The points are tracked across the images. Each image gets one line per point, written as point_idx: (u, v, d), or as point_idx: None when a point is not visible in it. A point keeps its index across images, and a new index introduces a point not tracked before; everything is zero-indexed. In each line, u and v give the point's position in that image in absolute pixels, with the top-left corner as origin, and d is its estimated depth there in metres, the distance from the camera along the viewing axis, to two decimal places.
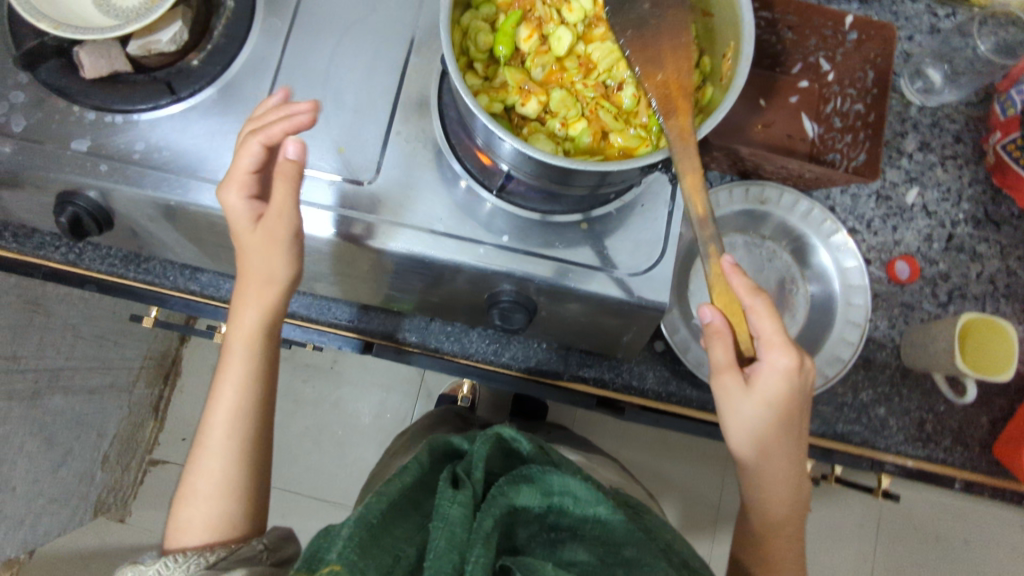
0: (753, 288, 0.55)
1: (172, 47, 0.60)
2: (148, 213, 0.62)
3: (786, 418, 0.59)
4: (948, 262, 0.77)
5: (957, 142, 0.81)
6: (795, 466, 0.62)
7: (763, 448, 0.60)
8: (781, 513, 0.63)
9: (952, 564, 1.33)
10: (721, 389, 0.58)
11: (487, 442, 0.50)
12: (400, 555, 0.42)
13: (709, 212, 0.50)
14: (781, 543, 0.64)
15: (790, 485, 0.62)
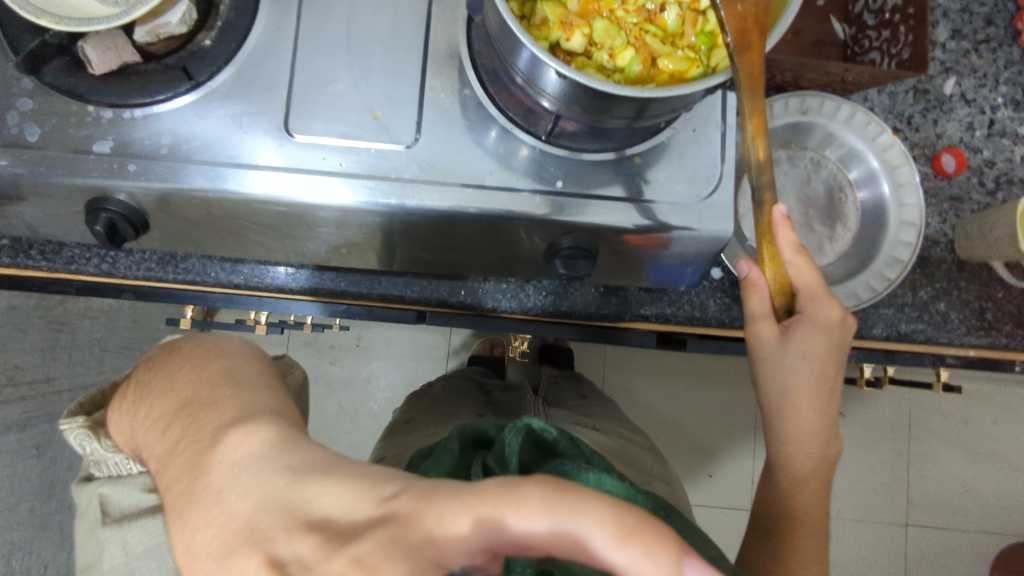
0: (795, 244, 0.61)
1: (183, 28, 0.57)
2: (184, 210, 0.60)
3: (820, 365, 0.61)
4: (990, 149, 0.77)
5: (989, 25, 0.78)
6: (824, 422, 0.63)
7: (787, 394, 0.62)
8: (810, 469, 0.63)
9: (987, 445, 1.39)
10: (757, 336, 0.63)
11: (518, 434, 0.52)
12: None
13: (767, 158, 0.53)
14: (808, 498, 0.63)
15: (819, 438, 0.63)
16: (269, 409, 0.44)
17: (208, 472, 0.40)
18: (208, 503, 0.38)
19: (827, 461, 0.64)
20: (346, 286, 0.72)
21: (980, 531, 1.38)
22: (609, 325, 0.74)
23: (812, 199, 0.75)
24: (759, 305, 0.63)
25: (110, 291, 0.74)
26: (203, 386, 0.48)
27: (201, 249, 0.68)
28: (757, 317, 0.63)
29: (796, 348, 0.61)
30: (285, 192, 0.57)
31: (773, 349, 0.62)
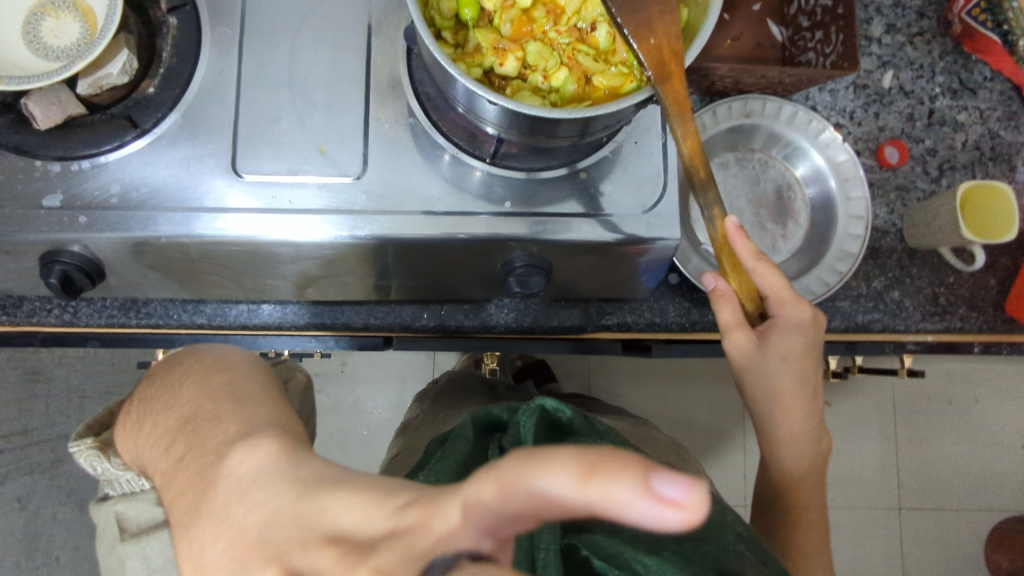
0: (755, 252, 0.60)
1: (124, 78, 0.58)
2: (140, 257, 0.60)
3: (798, 367, 0.63)
4: (932, 137, 0.79)
5: (922, 18, 0.81)
6: (807, 416, 0.65)
7: (773, 400, 0.64)
8: (803, 466, 0.67)
9: (970, 423, 1.40)
10: (734, 347, 0.62)
11: (532, 415, 0.56)
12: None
13: (708, 175, 0.53)
14: (806, 493, 0.67)
15: (808, 436, 0.66)
16: (271, 424, 0.45)
17: (213, 488, 0.41)
18: (216, 514, 0.40)
19: (818, 453, 0.67)
20: (309, 318, 0.73)
21: (971, 508, 1.40)
22: (573, 336, 0.75)
23: (763, 199, 0.76)
24: (730, 314, 0.62)
25: (75, 340, 0.74)
26: (203, 401, 0.49)
27: (164, 293, 0.68)
28: (728, 328, 0.62)
29: (775, 354, 0.62)
30: (246, 230, 0.58)
31: (751, 356, 0.62)
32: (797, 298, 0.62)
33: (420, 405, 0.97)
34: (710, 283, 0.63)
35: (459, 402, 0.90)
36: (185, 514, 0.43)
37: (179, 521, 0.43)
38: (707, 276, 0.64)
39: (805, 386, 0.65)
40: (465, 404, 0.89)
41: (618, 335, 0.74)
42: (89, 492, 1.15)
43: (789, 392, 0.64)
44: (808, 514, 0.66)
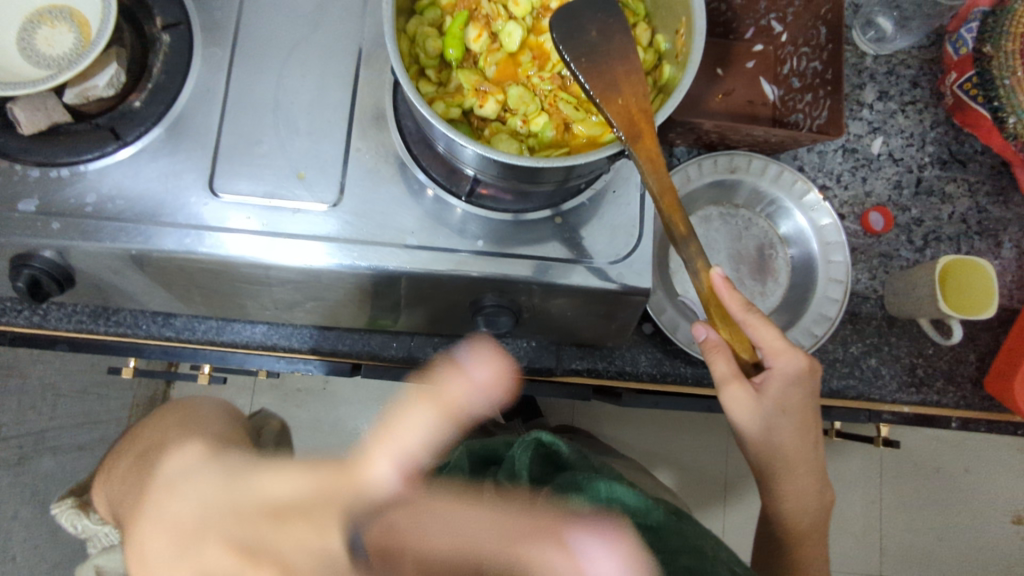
0: (746, 303, 0.55)
1: (110, 91, 0.59)
2: (108, 265, 0.60)
3: (800, 418, 0.58)
4: (919, 207, 0.79)
5: (914, 87, 0.82)
6: (812, 470, 0.60)
7: (775, 451, 0.59)
8: (807, 522, 0.62)
9: (957, 493, 1.36)
10: (731, 400, 0.56)
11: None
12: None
13: (689, 231, 0.50)
14: (812, 547, 0.62)
15: (812, 490, 0.61)
16: (218, 450, 0.50)
17: (160, 490, 0.46)
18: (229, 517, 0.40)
19: (823, 509, 0.63)
20: (278, 339, 0.73)
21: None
22: (542, 379, 0.74)
23: (744, 255, 0.76)
24: (724, 365, 0.56)
25: (43, 342, 0.74)
26: (175, 439, 0.57)
27: (136, 303, 0.69)
28: (722, 379, 0.56)
29: (778, 404, 0.57)
30: (228, 249, 0.57)
31: (751, 408, 0.56)
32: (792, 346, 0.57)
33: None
34: (699, 334, 0.58)
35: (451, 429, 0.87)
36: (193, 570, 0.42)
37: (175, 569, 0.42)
38: (695, 326, 0.58)
39: (808, 438, 0.60)
40: None
41: (587, 381, 0.73)
42: (52, 494, 1.13)
43: (793, 444, 0.59)
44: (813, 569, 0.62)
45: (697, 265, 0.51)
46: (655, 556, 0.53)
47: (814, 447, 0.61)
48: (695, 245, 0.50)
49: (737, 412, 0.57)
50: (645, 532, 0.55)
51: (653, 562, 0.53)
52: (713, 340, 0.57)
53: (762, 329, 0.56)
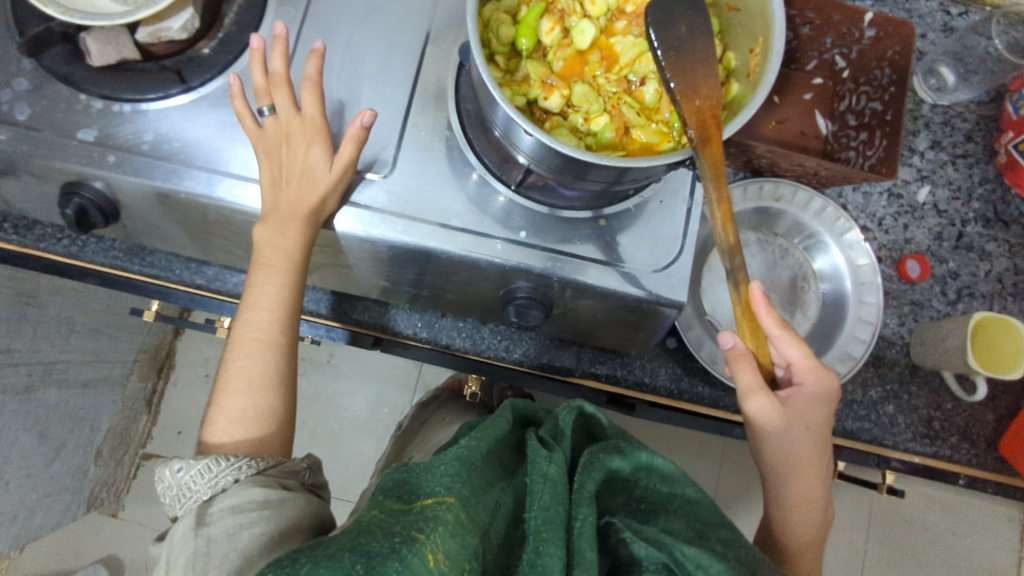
0: (781, 319, 0.54)
1: (183, 35, 0.58)
2: (153, 204, 0.60)
3: (820, 437, 0.57)
4: (957, 260, 0.78)
5: (967, 141, 0.81)
6: (820, 487, 0.60)
7: (792, 466, 0.58)
8: (808, 539, 0.61)
9: (945, 556, 1.33)
10: (756, 409, 0.53)
11: (572, 412, 0.42)
12: (499, 503, 0.36)
13: (738, 242, 0.48)
14: (809, 564, 0.61)
15: (819, 505, 0.60)
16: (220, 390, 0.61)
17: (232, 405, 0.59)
18: (283, 294, 0.59)
19: (824, 527, 0.62)
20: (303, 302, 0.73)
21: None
22: (560, 378, 0.74)
23: (776, 284, 0.76)
24: (750, 377, 0.52)
25: (74, 273, 0.74)
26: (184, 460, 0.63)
27: (172, 247, 0.69)
28: (747, 392, 0.52)
29: (800, 419, 0.55)
30: None
31: (776, 421, 0.54)
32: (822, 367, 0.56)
33: (424, 415, 0.93)
34: (725, 342, 0.52)
35: (459, 413, 0.86)
36: (264, 372, 0.57)
37: (249, 370, 0.57)
38: (720, 333, 0.52)
39: (821, 455, 0.59)
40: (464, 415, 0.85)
41: (604, 386, 0.73)
42: (51, 424, 1.14)
43: (806, 460, 0.58)
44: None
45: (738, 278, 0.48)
46: (693, 525, 0.41)
47: (824, 465, 0.60)
48: (742, 258, 0.47)
49: (762, 421, 0.54)
50: (683, 504, 0.42)
51: (691, 530, 0.40)
52: (740, 351, 0.52)
53: (794, 345, 0.54)
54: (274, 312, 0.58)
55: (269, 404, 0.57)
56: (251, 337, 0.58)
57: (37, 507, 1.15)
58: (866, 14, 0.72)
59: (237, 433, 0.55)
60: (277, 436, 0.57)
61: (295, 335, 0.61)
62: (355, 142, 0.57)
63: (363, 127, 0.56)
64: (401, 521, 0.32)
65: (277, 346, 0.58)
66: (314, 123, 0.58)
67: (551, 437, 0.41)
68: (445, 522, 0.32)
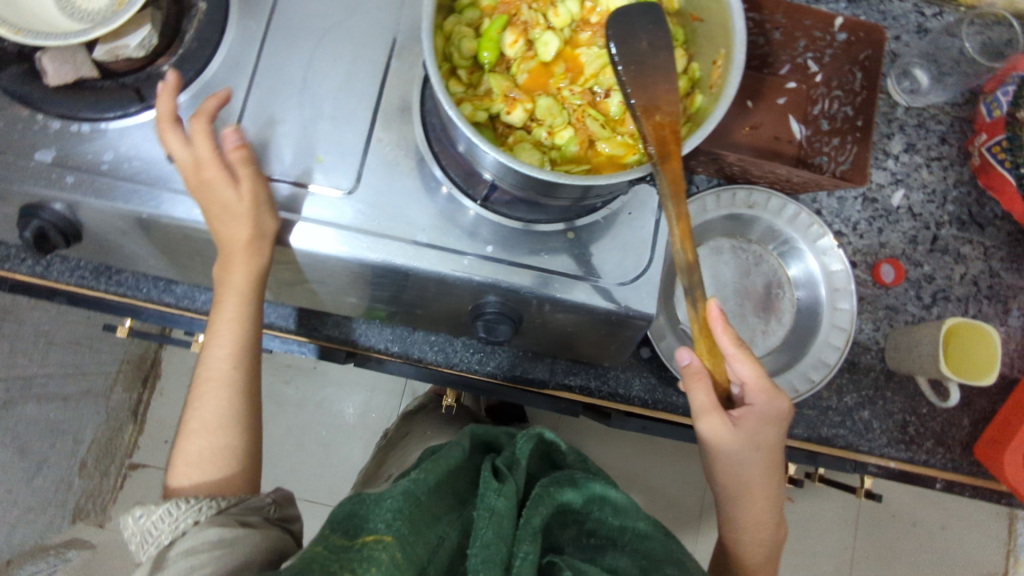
0: (735, 337, 0.54)
1: (141, 52, 0.58)
2: (117, 224, 0.60)
3: (771, 457, 0.57)
4: (932, 264, 0.79)
5: (942, 143, 0.82)
6: (774, 506, 0.60)
7: (743, 485, 0.58)
8: (761, 557, 0.61)
9: (933, 552, 1.31)
10: (709, 430, 0.54)
11: (530, 441, 0.43)
12: (444, 536, 0.38)
13: (696, 261, 0.48)
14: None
15: (771, 522, 0.61)
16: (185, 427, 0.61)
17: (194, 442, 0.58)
18: (239, 330, 0.59)
19: (778, 544, 0.63)
20: (275, 319, 0.73)
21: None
22: (533, 389, 0.75)
23: (750, 291, 0.77)
24: (704, 396, 0.53)
25: (41, 292, 0.73)
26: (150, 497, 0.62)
27: (139, 265, 0.68)
28: (701, 411, 0.53)
29: (752, 440, 0.55)
30: None
31: (725, 442, 0.55)
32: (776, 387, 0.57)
33: (407, 426, 0.92)
34: (682, 358, 0.54)
35: (441, 422, 0.85)
36: (221, 412, 0.57)
37: (207, 411, 0.57)
38: (678, 350, 0.55)
39: (774, 475, 0.59)
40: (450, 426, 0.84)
41: (579, 398, 0.74)
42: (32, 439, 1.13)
43: (758, 479, 0.58)
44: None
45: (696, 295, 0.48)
46: (640, 562, 0.41)
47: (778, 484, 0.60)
48: (700, 276, 0.47)
49: (713, 439, 0.55)
50: (634, 538, 0.42)
51: (636, 568, 0.41)
52: (694, 368, 0.53)
53: (747, 364, 0.55)
54: (230, 351, 0.58)
55: (228, 444, 0.56)
56: (209, 377, 0.57)
57: (20, 522, 1.15)
58: (835, 18, 0.74)
59: (197, 475, 0.55)
60: (239, 476, 0.57)
61: (255, 370, 0.61)
62: (246, 165, 0.56)
63: (237, 144, 0.56)
64: (340, 558, 0.33)
65: (235, 385, 0.58)
66: (206, 157, 0.54)
67: (506, 466, 0.41)
68: (379, 563, 0.33)
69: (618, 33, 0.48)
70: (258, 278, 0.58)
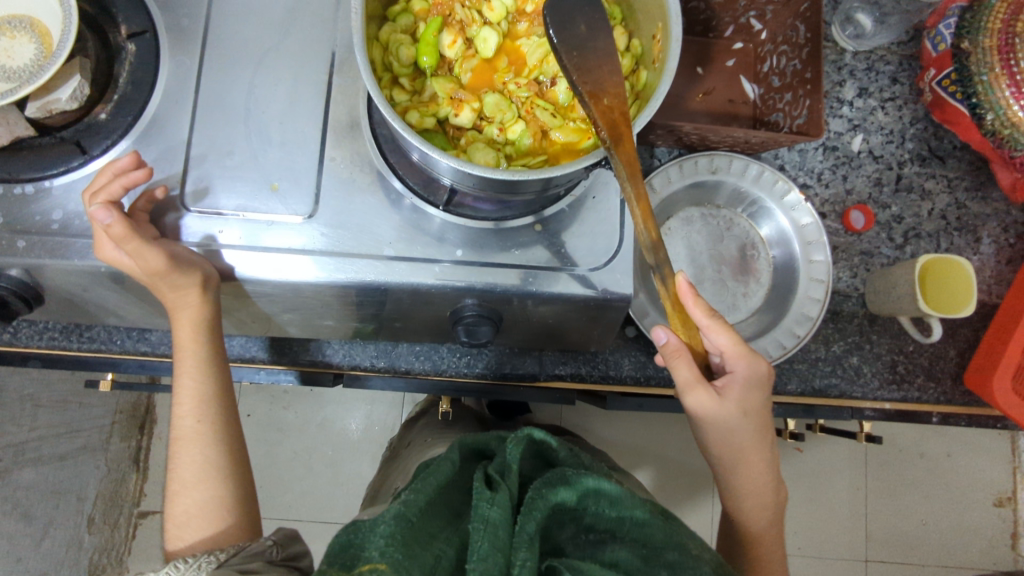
0: (708, 308, 0.54)
1: (74, 103, 0.56)
2: (78, 282, 0.58)
3: (758, 421, 0.58)
4: (900, 204, 0.80)
5: (894, 84, 0.83)
6: (769, 469, 0.61)
7: (735, 454, 0.59)
8: (764, 522, 0.62)
9: (945, 481, 1.33)
10: (697, 404, 0.56)
11: (520, 445, 0.43)
12: (441, 555, 0.38)
13: (660, 238, 0.49)
14: (770, 545, 0.62)
15: (769, 487, 0.61)
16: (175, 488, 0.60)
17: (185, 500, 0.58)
18: (203, 380, 0.59)
19: (779, 506, 0.63)
20: (257, 352, 0.73)
21: (946, 566, 1.32)
22: (525, 384, 0.75)
23: (725, 256, 0.77)
24: (687, 371, 0.55)
25: (13, 358, 0.72)
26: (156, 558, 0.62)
27: (108, 318, 0.67)
28: (686, 386, 0.55)
29: (738, 408, 0.56)
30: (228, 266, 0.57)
31: (713, 413, 0.56)
32: (753, 351, 0.57)
33: (407, 435, 0.91)
34: (658, 338, 0.55)
35: (442, 424, 0.85)
36: (198, 466, 0.56)
37: (185, 468, 0.56)
38: (654, 330, 0.56)
39: (763, 439, 0.60)
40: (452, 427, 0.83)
41: (571, 385, 0.74)
42: (33, 505, 1.11)
43: (748, 446, 0.59)
44: (772, 564, 0.61)
45: (664, 271, 0.50)
46: (640, 551, 0.41)
47: (769, 447, 0.61)
48: (666, 254, 0.49)
49: (702, 412, 0.56)
50: (632, 527, 0.42)
51: (637, 557, 0.41)
52: (673, 345, 0.55)
53: (723, 333, 0.55)
54: (195, 404, 0.58)
55: (213, 496, 0.56)
56: (184, 433, 0.57)
57: None
58: None
59: (190, 534, 0.54)
60: (231, 526, 0.55)
61: (231, 414, 0.60)
62: (127, 239, 0.52)
63: (106, 224, 0.51)
64: None
65: (206, 436, 0.57)
66: (99, 229, 0.53)
67: (498, 474, 0.42)
68: None
69: (555, 17, 0.46)
70: (204, 326, 0.58)
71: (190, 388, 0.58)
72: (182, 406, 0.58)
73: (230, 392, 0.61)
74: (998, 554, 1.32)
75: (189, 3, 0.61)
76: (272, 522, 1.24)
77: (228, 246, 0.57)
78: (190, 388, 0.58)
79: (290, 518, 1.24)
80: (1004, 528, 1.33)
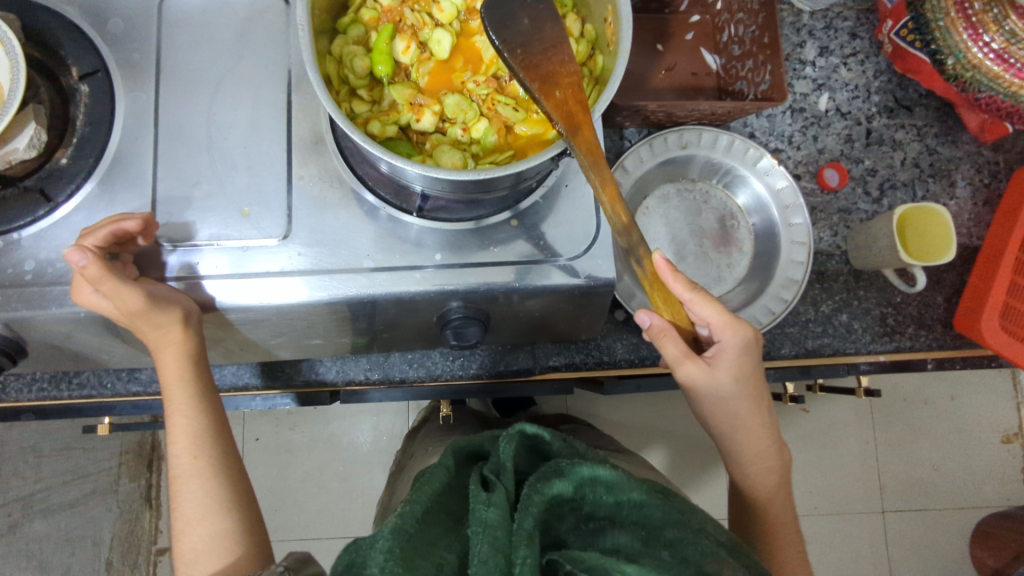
0: (689, 282, 0.54)
1: (32, 151, 0.55)
2: (59, 330, 0.58)
3: (753, 387, 0.59)
4: (872, 157, 0.81)
5: (853, 39, 0.83)
6: (769, 434, 0.61)
7: (732, 422, 0.60)
8: (772, 486, 0.62)
9: (951, 423, 1.34)
10: (687, 376, 0.57)
11: (512, 441, 0.44)
12: (443, 563, 0.38)
13: (632, 220, 0.49)
14: (780, 507, 0.62)
15: (772, 450, 0.61)
16: None
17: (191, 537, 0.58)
18: (194, 415, 0.59)
19: (784, 468, 0.63)
20: (251, 378, 0.73)
21: (961, 508, 1.33)
22: (521, 379, 0.76)
23: (705, 229, 0.78)
24: (675, 347, 0.55)
25: (8, 413, 0.72)
26: None
27: (94, 362, 0.67)
28: (675, 361, 0.56)
29: (730, 376, 0.57)
30: (211, 298, 0.57)
31: (705, 384, 0.57)
32: (738, 318, 0.57)
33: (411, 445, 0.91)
34: (643, 321, 0.56)
35: (443, 428, 0.85)
36: (201, 501, 0.56)
37: (188, 505, 0.56)
38: (639, 313, 0.57)
39: (761, 404, 0.60)
40: (456, 429, 0.83)
41: (567, 375, 0.74)
42: None
43: (745, 412, 0.59)
44: (781, 526, 0.62)
45: (640, 252, 0.51)
46: (640, 533, 0.41)
47: (768, 410, 0.61)
48: (638, 235, 0.49)
49: (695, 385, 0.57)
50: (631, 510, 0.42)
51: (638, 539, 0.41)
52: (659, 325, 0.56)
53: (707, 305, 0.55)
54: (191, 440, 0.58)
55: (219, 529, 0.55)
56: (182, 471, 0.57)
57: None
58: None
59: (200, 571, 0.54)
60: (242, 558, 0.55)
61: (228, 446, 0.60)
62: (105, 279, 0.51)
63: (82, 267, 0.51)
64: None
65: (205, 470, 0.57)
66: (79, 274, 0.53)
67: (494, 473, 0.42)
68: None
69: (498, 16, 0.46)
70: (190, 360, 0.58)
71: (183, 424, 0.58)
72: (178, 444, 0.58)
73: (224, 424, 0.61)
74: (1011, 491, 1.33)
75: (138, 37, 0.61)
76: (291, 544, 1.24)
77: (204, 277, 0.57)
78: (184, 426, 0.58)
79: (308, 538, 1.24)
80: (1014, 465, 1.33)
